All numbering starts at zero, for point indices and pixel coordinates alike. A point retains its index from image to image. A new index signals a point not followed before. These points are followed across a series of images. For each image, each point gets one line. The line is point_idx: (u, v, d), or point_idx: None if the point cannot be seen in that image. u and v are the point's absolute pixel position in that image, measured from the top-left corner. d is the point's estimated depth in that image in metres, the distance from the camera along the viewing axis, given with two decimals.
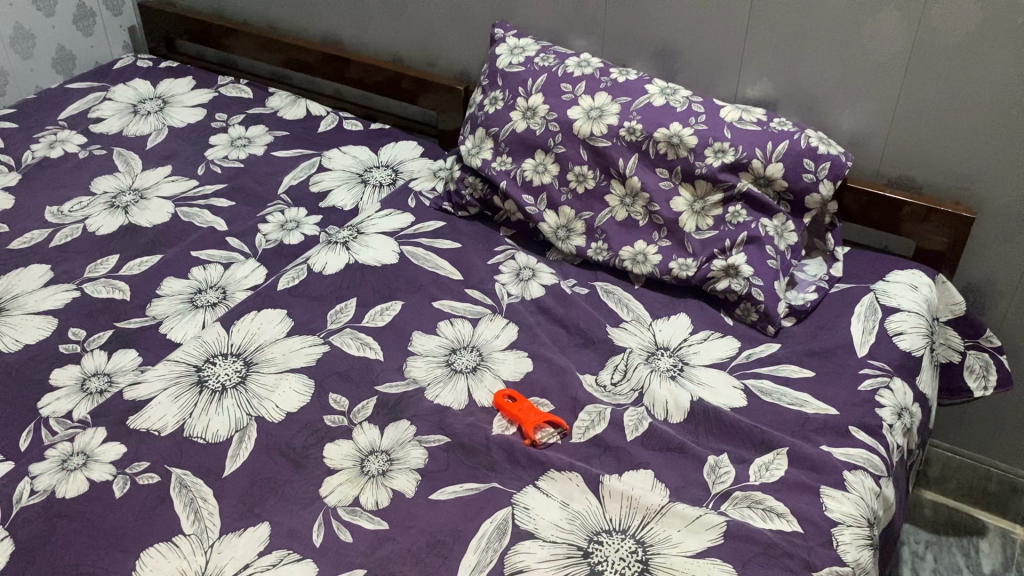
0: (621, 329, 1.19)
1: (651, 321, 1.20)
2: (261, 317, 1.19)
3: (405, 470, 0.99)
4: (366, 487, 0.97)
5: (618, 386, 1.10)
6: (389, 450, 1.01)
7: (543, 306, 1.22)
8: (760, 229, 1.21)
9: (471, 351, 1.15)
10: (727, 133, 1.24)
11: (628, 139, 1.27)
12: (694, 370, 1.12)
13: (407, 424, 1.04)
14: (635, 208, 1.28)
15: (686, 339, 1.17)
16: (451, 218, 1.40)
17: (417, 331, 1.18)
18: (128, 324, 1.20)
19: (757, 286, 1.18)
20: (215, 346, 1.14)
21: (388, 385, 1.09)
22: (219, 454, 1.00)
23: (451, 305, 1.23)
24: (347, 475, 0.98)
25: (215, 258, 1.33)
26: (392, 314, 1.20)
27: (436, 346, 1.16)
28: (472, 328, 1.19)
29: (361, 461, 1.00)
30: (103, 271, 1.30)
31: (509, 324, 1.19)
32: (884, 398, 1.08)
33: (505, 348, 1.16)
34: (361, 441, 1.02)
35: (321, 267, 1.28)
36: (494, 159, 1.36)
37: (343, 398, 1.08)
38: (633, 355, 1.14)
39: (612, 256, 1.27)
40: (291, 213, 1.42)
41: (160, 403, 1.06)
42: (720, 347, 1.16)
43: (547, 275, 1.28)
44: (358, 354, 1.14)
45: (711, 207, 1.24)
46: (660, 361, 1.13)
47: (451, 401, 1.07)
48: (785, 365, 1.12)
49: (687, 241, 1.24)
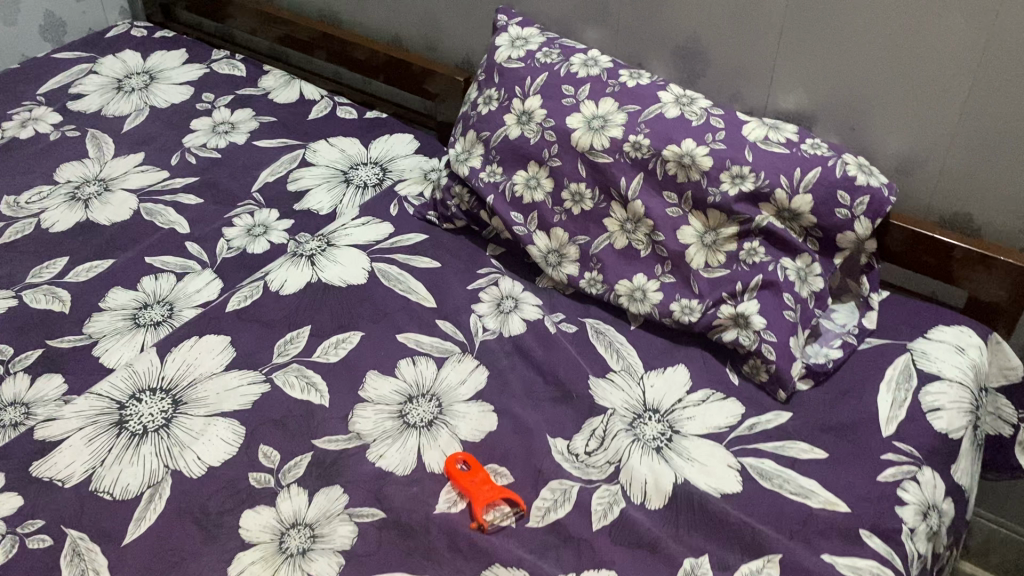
0: (606, 382, 1.02)
1: (643, 373, 1.03)
2: (201, 344, 1.06)
3: (327, 551, 0.85)
4: (280, 570, 0.84)
5: (592, 456, 0.94)
6: (314, 524, 0.88)
7: (521, 347, 1.06)
8: (778, 272, 1.03)
9: (429, 399, 1.00)
10: (748, 155, 1.06)
11: (633, 156, 1.10)
12: (683, 442, 0.95)
13: (340, 491, 0.91)
14: (637, 236, 1.10)
15: (680, 400, 1.00)
16: (435, 231, 1.24)
17: (372, 371, 1.03)
18: (60, 343, 1.09)
19: (769, 343, 1.00)
20: (143, 378, 1.01)
21: (328, 438, 0.96)
22: (124, 515, 0.88)
23: (416, 339, 1.07)
24: (262, 552, 0.85)
25: (169, 266, 1.20)
26: (347, 348, 1.06)
27: (390, 392, 1.01)
28: (436, 370, 1.04)
29: (280, 534, 0.87)
30: (47, 276, 1.18)
31: (478, 368, 1.04)
32: (907, 493, 0.90)
33: (468, 398, 1.00)
34: (284, 510, 0.89)
35: (278, 285, 1.14)
36: (483, 168, 1.19)
37: (274, 451, 0.95)
38: (614, 417, 0.97)
39: (608, 291, 1.10)
40: (261, 215, 1.28)
41: (70, 445, 0.94)
42: (719, 413, 0.99)
43: (531, 307, 1.11)
44: (301, 396, 1.00)
45: (724, 240, 1.06)
46: (645, 427, 0.97)
47: (395, 467, 0.93)
48: (795, 443, 0.95)
49: (694, 280, 1.06)
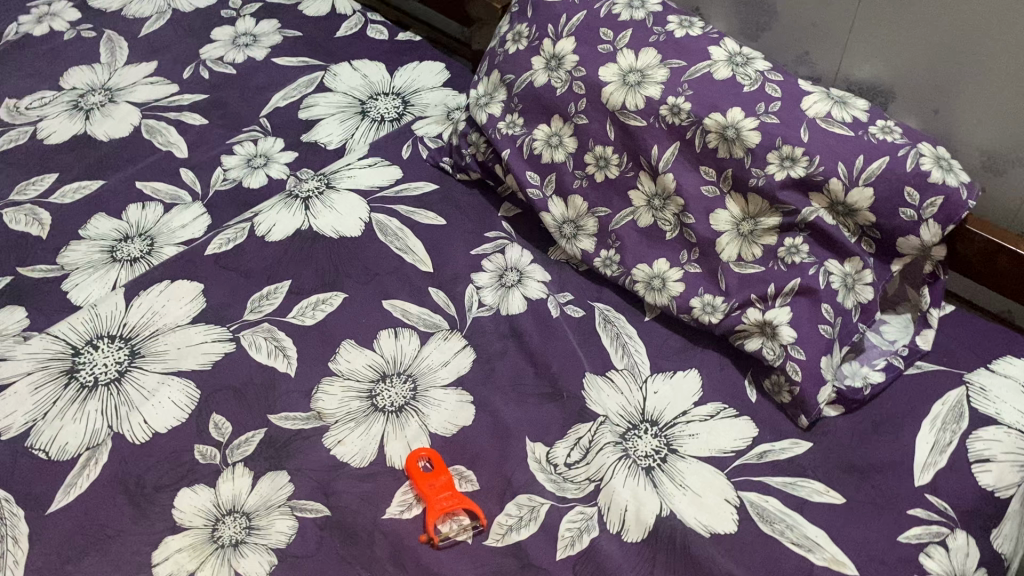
0: (604, 381, 0.90)
1: (649, 374, 0.90)
2: (172, 290, 0.97)
3: (260, 547, 0.78)
4: (207, 562, 0.77)
5: (572, 470, 0.83)
6: (252, 514, 0.80)
7: (516, 329, 0.94)
8: (819, 277, 0.88)
9: (404, 381, 0.90)
10: (804, 135, 0.89)
11: (669, 122, 0.94)
12: (679, 465, 0.83)
13: (286, 479, 0.82)
14: (665, 215, 0.96)
15: (685, 413, 0.87)
16: (447, 181, 1.11)
17: (348, 341, 0.93)
18: (30, 273, 1.02)
19: (796, 360, 0.86)
20: (104, 323, 0.94)
21: (285, 415, 0.87)
22: (55, 478, 0.82)
23: (403, 308, 0.96)
24: (190, 539, 0.78)
25: (159, 194, 1.11)
26: (327, 311, 0.96)
27: (363, 367, 0.91)
28: (419, 346, 0.93)
29: (214, 521, 0.79)
30: (31, 194, 1.11)
31: (465, 349, 0.93)
32: (930, 560, 0.76)
33: (447, 384, 0.90)
34: (223, 493, 0.81)
35: (265, 230, 1.04)
36: (503, 117, 1.05)
37: (226, 423, 0.87)
38: (605, 427, 0.85)
39: (624, 275, 0.97)
40: (264, 144, 1.18)
41: (15, 392, 0.88)
42: (728, 433, 0.86)
43: (535, 283, 0.99)
44: (267, 362, 0.92)
45: (763, 232, 0.91)
46: (638, 442, 0.85)
47: (351, 457, 0.84)
48: (809, 482, 0.82)
49: (721, 273, 0.92)
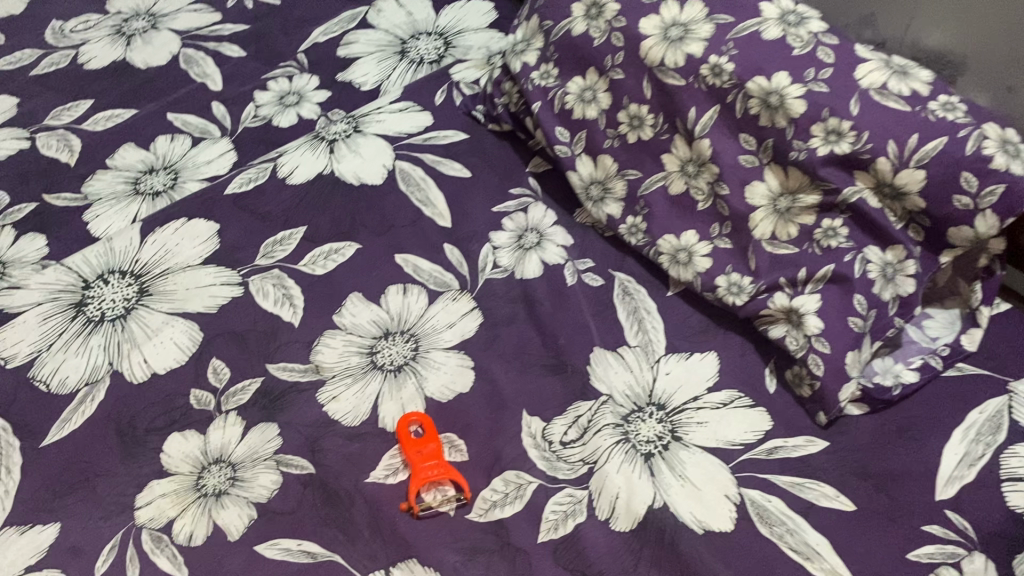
0: (614, 357, 0.85)
1: (662, 353, 0.85)
2: (187, 228, 0.96)
3: (241, 499, 0.77)
4: (188, 510, 0.77)
5: (566, 450, 0.79)
6: (237, 464, 0.79)
7: (528, 295, 0.90)
8: (855, 266, 0.80)
9: (406, 340, 0.87)
10: (854, 107, 0.79)
11: (709, 84, 0.85)
12: (680, 455, 0.79)
13: (275, 432, 0.81)
14: (698, 184, 0.89)
15: (696, 399, 0.82)
16: (478, 131, 1.06)
17: (356, 294, 0.91)
18: (55, 200, 1.02)
19: (819, 353, 0.79)
20: (117, 258, 0.93)
21: (283, 365, 0.86)
22: (52, 412, 0.83)
23: (415, 263, 0.93)
24: (174, 485, 0.78)
25: (188, 127, 1.10)
26: (338, 261, 0.94)
27: (367, 322, 0.88)
28: (426, 305, 0.90)
29: (199, 469, 0.79)
30: (65, 119, 1.11)
31: (473, 312, 0.89)
32: None
33: (449, 347, 0.87)
34: (212, 441, 0.81)
35: (287, 171, 1.01)
36: (537, 67, 0.99)
37: (225, 368, 0.86)
38: (606, 407, 0.81)
39: (649, 246, 0.91)
40: (299, 81, 1.15)
41: (24, 321, 0.89)
42: (738, 425, 0.81)
43: (554, 247, 0.94)
44: (272, 310, 0.90)
45: (801, 211, 0.84)
46: (640, 427, 0.80)
47: (343, 415, 0.82)
48: (818, 484, 0.76)
49: (752, 252, 0.86)
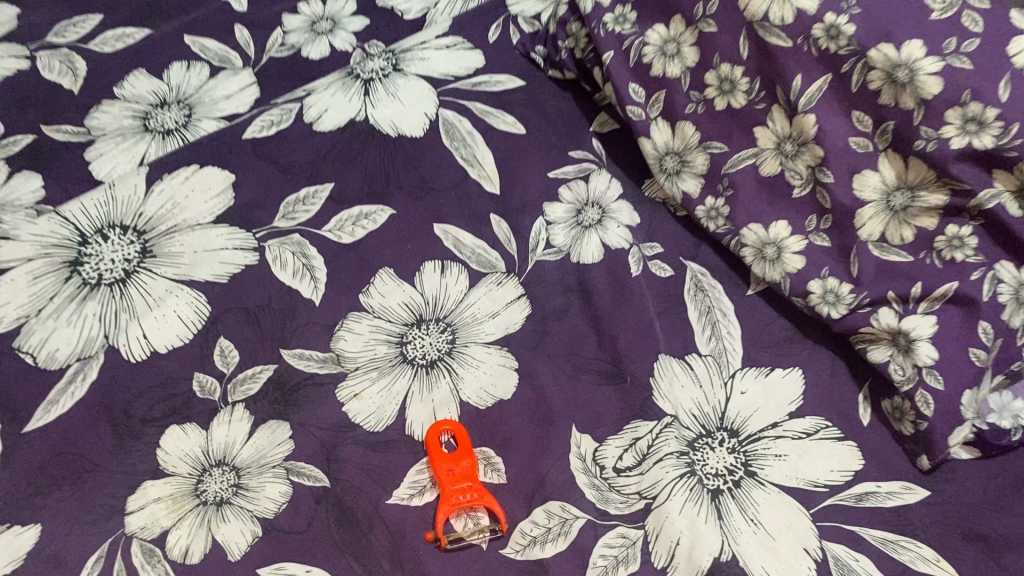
0: (681, 368, 0.73)
1: (738, 367, 0.73)
2: (199, 177, 0.83)
3: (244, 513, 0.67)
4: (185, 520, 0.68)
5: (621, 479, 0.68)
6: (242, 470, 0.69)
7: (584, 285, 0.78)
8: (983, 287, 0.65)
9: (442, 330, 0.76)
10: (1005, 91, 0.60)
11: (822, 48, 0.68)
12: (754, 494, 0.68)
13: (286, 435, 0.71)
14: (796, 166, 0.74)
15: (774, 427, 0.71)
16: (536, 77, 0.91)
17: (387, 269, 0.79)
18: (54, 134, 0.90)
19: (928, 388, 0.67)
20: (119, 210, 0.80)
21: (299, 353, 0.75)
22: (39, 391, 0.72)
23: (455, 236, 0.81)
24: (171, 489, 0.69)
25: (207, 54, 0.96)
26: (368, 228, 0.81)
27: (397, 305, 0.77)
28: (466, 289, 0.78)
29: (199, 472, 0.69)
30: (71, 36, 0.97)
31: (520, 301, 0.77)
32: None
33: (490, 342, 0.75)
34: (215, 439, 0.71)
35: (314, 116, 0.86)
36: (611, 8, 0.82)
37: (234, 350, 0.75)
38: (670, 431, 0.70)
39: (731, 235, 0.78)
40: (333, 4, 1.00)
41: (11, 280, 0.77)
42: (823, 462, 0.69)
43: (617, 227, 0.81)
44: (290, 283, 0.78)
45: (922, 212, 0.67)
46: (708, 457, 0.69)
47: (365, 418, 0.72)
48: (914, 544, 0.65)
49: (856, 254, 0.71)
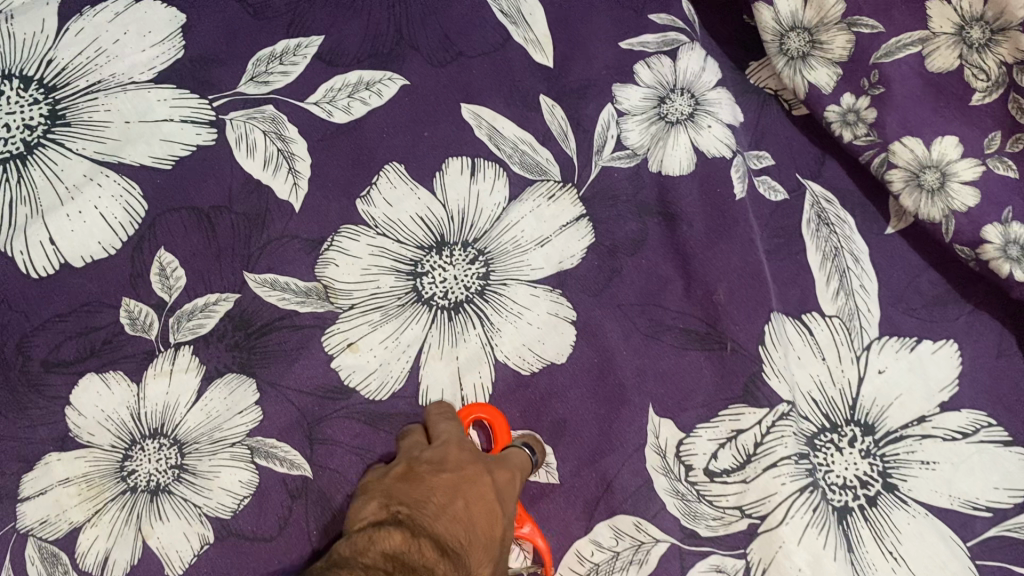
0: (798, 335, 0.54)
1: (874, 336, 0.54)
2: (135, 15, 0.57)
3: (191, 510, 0.50)
4: (103, 515, 0.49)
5: (715, 487, 0.51)
6: (189, 446, 0.51)
7: (668, 206, 0.57)
8: None
9: (470, 258, 0.55)
10: None
11: None
12: (895, 517, 0.50)
13: (251, 400, 0.52)
14: (982, 61, 0.51)
15: (921, 422, 0.52)
16: None
17: (397, 164, 0.56)
18: None
19: None
20: (17, 54, 0.56)
21: (270, 280, 0.54)
22: None
23: (492, 126, 0.58)
24: (85, 468, 0.49)
25: None
26: (371, 105, 0.57)
27: (408, 219, 0.55)
28: (506, 200, 0.56)
29: (127, 445, 0.50)
30: None
31: (580, 222, 0.56)
32: None
33: (536, 280, 0.55)
34: (150, 398, 0.51)
35: None
36: None
37: (179, 267, 0.53)
38: (785, 425, 0.52)
39: (874, 150, 0.55)
40: None
41: None
42: (988, 474, 0.51)
43: (716, 126, 0.58)
44: (259, 176, 0.55)
45: None
46: (835, 461, 0.51)
47: (363, 380, 0.53)
48: None
49: None
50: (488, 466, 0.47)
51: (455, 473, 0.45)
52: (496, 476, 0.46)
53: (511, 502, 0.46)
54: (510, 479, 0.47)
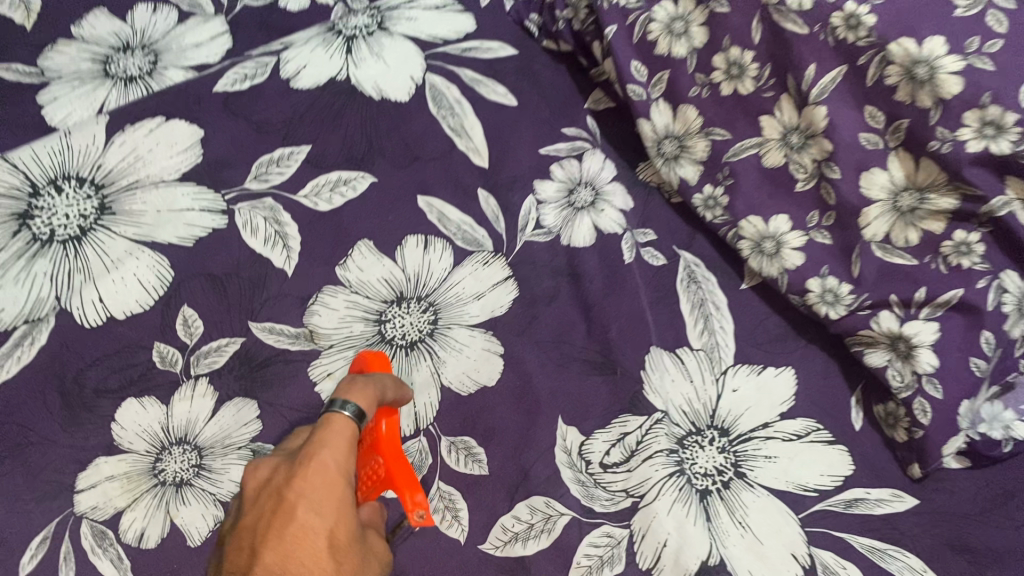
0: (672, 364, 0.71)
1: (730, 363, 0.71)
2: (165, 129, 0.74)
3: (207, 497, 0.67)
4: (141, 501, 0.67)
5: (608, 474, 0.68)
6: (205, 450, 0.68)
7: (575, 269, 0.74)
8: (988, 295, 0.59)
9: (423, 309, 0.72)
10: None
11: (839, 38, 0.60)
12: (743, 496, 0.66)
13: (253, 415, 0.69)
14: (801, 159, 0.66)
15: (766, 427, 0.68)
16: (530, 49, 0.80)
17: (366, 241, 0.73)
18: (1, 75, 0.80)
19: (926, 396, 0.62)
20: (74, 160, 0.72)
21: (270, 327, 0.71)
22: None
23: (441, 211, 0.75)
24: (126, 467, 0.67)
25: None
26: (347, 196, 0.74)
27: (376, 280, 0.72)
28: (450, 265, 0.74)
29: (159, 450, 0.68)
30: None
31: (507, 282, 0.74)
32: None
33: (474, 325, 0.72)
34: (176, 415, 0.68)
35: (292, 72, 0.77)
36: None
37: (198, 319, 0.70)
38: (660, 428, 0.69)
39: (728, 225, 0.72)
40: None
41: None
42: (815, 464, 0.67)
43: (611, 213, 0.76)
44: (262, 251, 0.72)
45: (930, 215, 0.61)
46: (699, 456, 0.68)
47: None
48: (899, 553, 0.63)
49: (858, 254, 0.65)
50: (290, 479, 0.54)
51: (263, 515, 0.53)
52: (299, 481, 0.53)
53: (320, 490, 0.52)
54: (312, 473, 0.53)
